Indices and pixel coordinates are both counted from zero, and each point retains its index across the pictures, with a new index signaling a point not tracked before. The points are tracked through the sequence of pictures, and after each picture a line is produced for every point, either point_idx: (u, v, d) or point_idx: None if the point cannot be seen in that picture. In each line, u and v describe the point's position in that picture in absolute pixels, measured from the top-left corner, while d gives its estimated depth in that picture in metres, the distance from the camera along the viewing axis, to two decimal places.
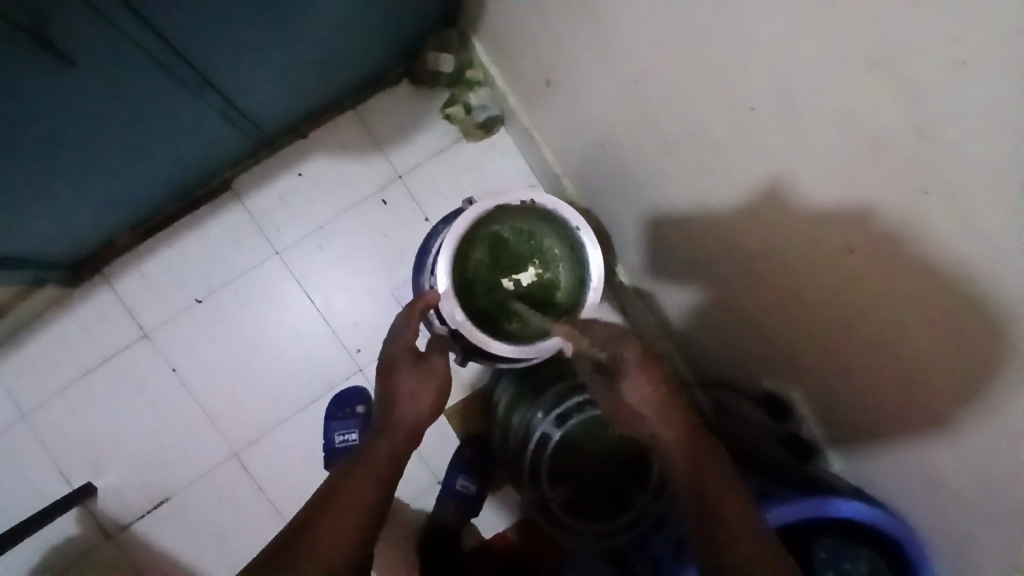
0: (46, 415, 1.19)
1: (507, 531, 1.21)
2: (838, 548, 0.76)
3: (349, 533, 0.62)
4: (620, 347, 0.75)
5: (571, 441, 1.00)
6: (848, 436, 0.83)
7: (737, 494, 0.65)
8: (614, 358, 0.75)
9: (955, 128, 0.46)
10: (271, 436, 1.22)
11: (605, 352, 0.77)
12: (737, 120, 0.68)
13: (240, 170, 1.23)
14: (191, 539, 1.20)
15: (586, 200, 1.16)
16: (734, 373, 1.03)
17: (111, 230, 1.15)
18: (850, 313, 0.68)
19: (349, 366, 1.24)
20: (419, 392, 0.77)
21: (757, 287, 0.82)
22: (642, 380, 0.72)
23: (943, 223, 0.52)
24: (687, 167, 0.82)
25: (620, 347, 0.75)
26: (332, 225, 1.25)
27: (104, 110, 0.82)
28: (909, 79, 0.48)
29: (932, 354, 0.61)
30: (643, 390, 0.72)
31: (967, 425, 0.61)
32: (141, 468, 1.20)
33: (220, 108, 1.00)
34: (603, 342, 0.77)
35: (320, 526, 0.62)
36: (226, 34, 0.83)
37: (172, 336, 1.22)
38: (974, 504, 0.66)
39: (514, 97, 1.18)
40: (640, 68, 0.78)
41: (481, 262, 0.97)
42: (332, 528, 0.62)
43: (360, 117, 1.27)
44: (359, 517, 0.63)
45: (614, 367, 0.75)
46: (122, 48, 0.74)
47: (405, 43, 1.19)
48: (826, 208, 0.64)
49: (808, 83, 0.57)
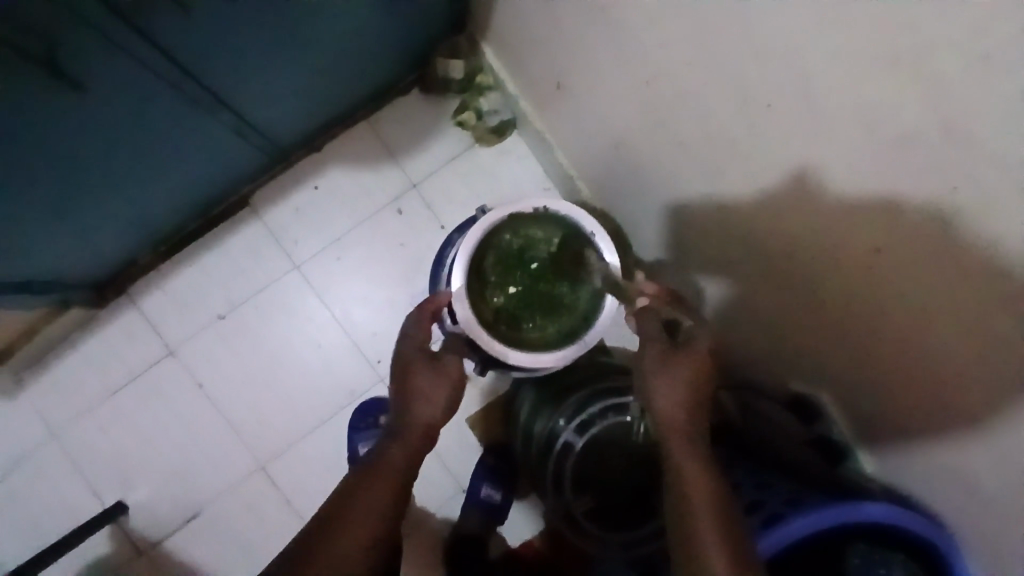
0: (78, 433, 1.21)
1: (534, 538, 1.20)
2: (870, 555, 0.73)
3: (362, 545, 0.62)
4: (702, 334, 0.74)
5: (593, 447, 1.01)
6: (878, 437, 0.80)
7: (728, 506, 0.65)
8: (689, 335, 0.75)
9: (983, 123, 0.44)
10: (295, 449, 1.23)
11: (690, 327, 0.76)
12: (755, 119, 0.67)
13: (256, 185, 1.24)
14: (220, 552, 1.21)
15: (603, 202, 1.14)
16: (758, 377, 1.00)
17: (134, 250, 1.17)
18: (879, 312, 0.66)
19: (370, 376, 1.25)
20: (433, 391, 0.75)
21: (781, 288, 0.80)
22: (687, 369, 0.72)
23: (979, 218, 0.49)
24: (705, 168, 0.80)
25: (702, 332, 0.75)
26: (349, 236, 1.26)
27: (117, 135, 0.83)
28: (933, 72, 0.46)
29: (966, 354, 0.58)
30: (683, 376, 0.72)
31: (1011, 431, 0.58)
32: (171, 482, 1.22)
33: (233, 125, 1.01)
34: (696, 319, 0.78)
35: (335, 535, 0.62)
36: (232, 51, 0.83)
37: (197, 352, 1.23)
38: (1017, 509, 0.63)
39: (526, 101, 1.17)
40: (651, 68, 0.77)
41: (507, 262, 0.96)
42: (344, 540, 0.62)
43: (374, 127, 1.27)
44: (374, 524, 0.63)
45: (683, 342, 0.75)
46: (130, 72, 0.75)
47: (415, 52, 1.18)
48: (850, 204, 0.61)
49: (827, 81, 0.55)
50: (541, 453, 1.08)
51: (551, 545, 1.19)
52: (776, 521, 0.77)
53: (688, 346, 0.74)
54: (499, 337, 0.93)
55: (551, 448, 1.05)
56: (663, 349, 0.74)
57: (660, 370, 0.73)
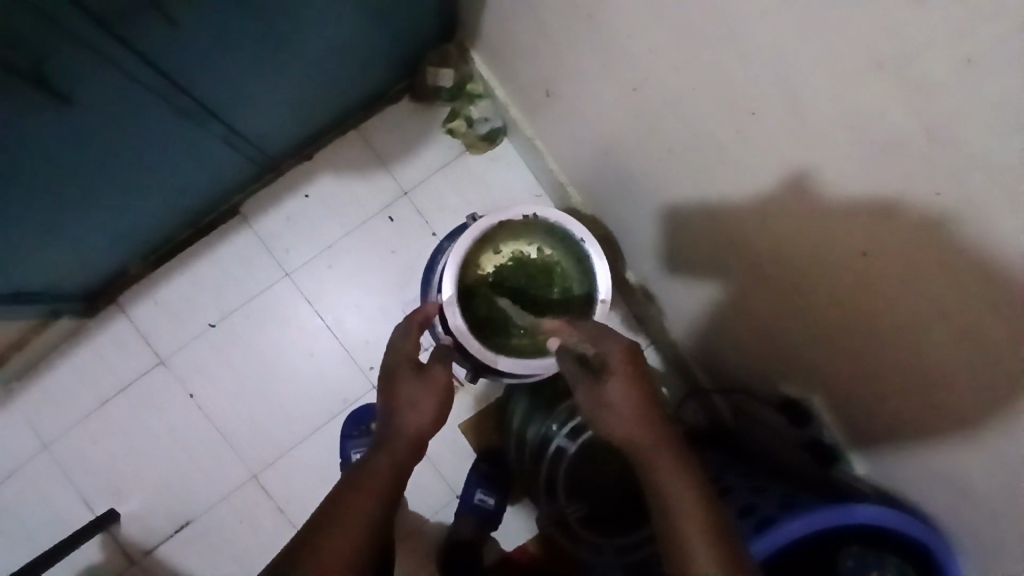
0: (69, 443, 1.20)
1: (529, 544, 1.20)
2: (864, 556, 0.73)
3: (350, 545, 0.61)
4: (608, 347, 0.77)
5: (586, 452, 1.02)
6: (868, 439, 0.80)
7: (717, 511, 0.64)
8: (601, 357, 0.77)
9: (966, 127, 0.45)
10: (289, 457, 1.22)
11: (594, 350, 0.78)
12: (742, 124, 0.67)
13: (247, 194, 1.24)
14: (213, 562, 1.20)
15: (594, 208, 1.15)
16: (749, 380, 1.01)
17: (125, 259, 1.17)
18: (866, 314, 0.67)
19: (363, 384, 1.24)
20: (420, 400, 0.76)
21: (771, 291, 0.80)
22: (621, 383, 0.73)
23: (963, 221, 0.50)
24: (694, 173, 0.81)
25: (609, 348, 0.77)
26: (341, 244, 1.25)
27: (107, 145, 0.83)
28: (915, 77, 0.46)
29: (953, 355, 0.59)
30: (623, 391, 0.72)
31: (998, 432, 0.59)
32: (163, 492, 1.21)
33: (223, 134, 1.01)
34: (594, 339, 0.79)
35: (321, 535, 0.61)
36: (222, 62, 0.84)
37: (188, 361, 1.23)
38: (1006, 509, 0.63)
39: (516, 108, 1.17)
40: (639, 74, 0.78)
41: (499, 272, 0.97)
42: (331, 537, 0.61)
43: (364, 135, 1.27)
44: (362, 530, 0.63)
45: (599, 367, 0.77)
46: (119, 84, 0.75)
47: (405, 60, 1.19)
48: (838, 209, 0.62)
49: (811, 86, 0.56)
50: (534, 459, 1.08)
51: (546, 550, 1.19)
52: (769, 526, 0.77)
53: (606, 368, 0.76)
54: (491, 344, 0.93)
55: (544, 454, 1.06)
56: (585, 380, 0.77)
57: (593, 396, 0.75)
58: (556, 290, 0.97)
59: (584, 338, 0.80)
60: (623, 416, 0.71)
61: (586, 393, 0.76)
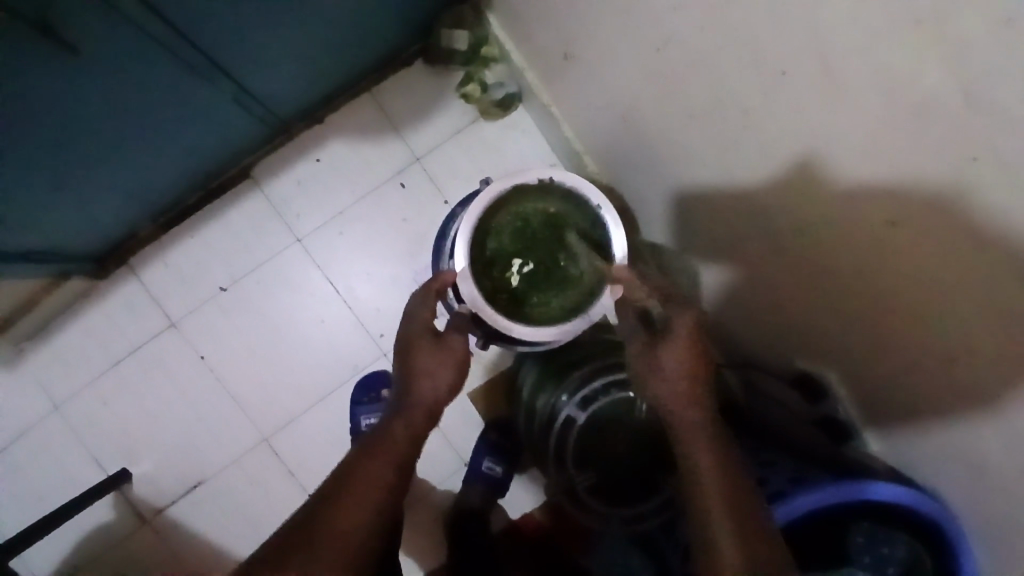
0: (81, 404, 1.21)
1: (535, 511, 1.21)
2: (875, 532, 0.74)
3: (363, 516, 0.62)
4: (676, 314, 0.72)
5: (596, 423, 1.00)
6: (884, 416, 0.79)
7: (745, 485, 0.63)
8: (665, 320, 0.73)
9: (1005, 89, 0.43)
10: (298, 422, 1.23)
11: (661, 312, 0.74)
12: (768, 86, 0.65)
13: (258, 157, 1.23)
14: (223, 524, 1.21)
15: (610, 177, 1.13)
16: (763, 354, 0.99)
17: (136, 221, 1.16)
18: (888, 284, 0.65)
19: (372, 351, 1.24)
20: (435, 369, 0.75)
21: (791, 261, 0.78)
22: (681, 352, 0.70)
23: (996, 190, 0.48)
24: (714, 140, 0.79)
25: (676, 312, 0.72)
26: (352, 210, 1.24)
27: (116, 102, 0.82)
28: (954, 34, 0.44)
29: (978, 329, 0.57)
30: (683, 360, 0.70)
31: (1020, 409, 0.57)
32: (175, 454, 1.22)
33: (233, 94, 0.99)
34: (667, 303, 0.74)
35: (336, 506, 0.62)
36: (232, 18, 0.82)
37: (199, 325, 1.23)
38: (1022, 491, 0.62)
39: (532, 73, 1.15)
40: (662, 34, 0.75)
41: (517, 232, 0.95)
42: (342, 510, 0.61)
43: (376, 99, 1.25)
44: (374, 496, 0.63)
45: (661, 330, 0.73)
46: (125, 35, 0.73)
47: (419, 20, 1.16)
48: (866, 177, 0.60)
49: (843, 45, 0.53)
50: (544, 429, 1.07)
51: (552, 518, 1.20)
52: (781, 497, 0.77)
53: (667, 332, 0.72)
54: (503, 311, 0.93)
55: (554, 424, 1.04)
56: (643, 343, 0.74)
57: (649, 358, 0.72)
58: (570, 257, 0.96)
59: (654, 298, 0.76)
60: (672, 385, 0.69)
61: (642, 353, 0.73)
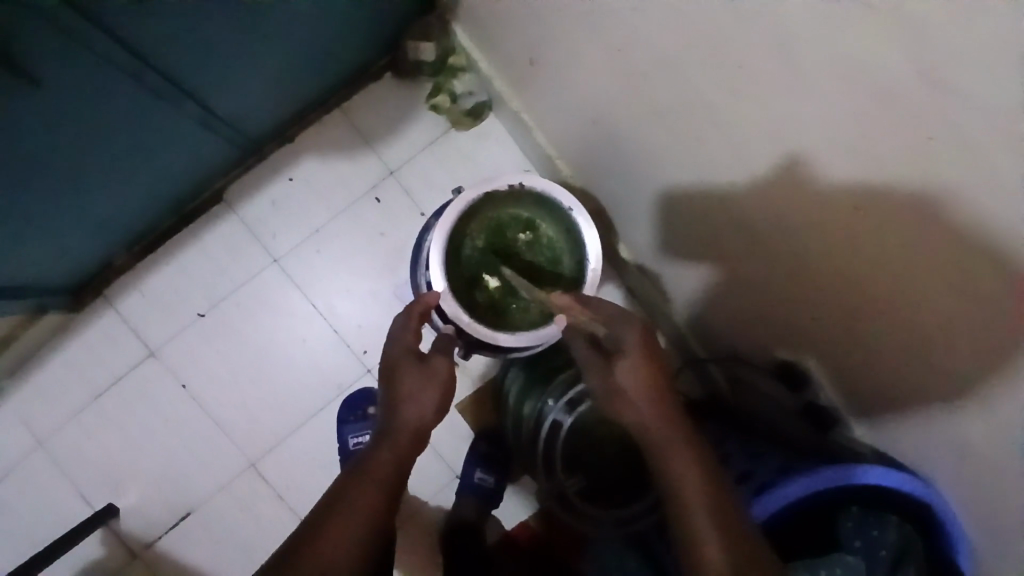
0: (64, 440, 1.19)
1: (529, 519, 1.21)
2: (864, 516, 0.74)
3: (353, 545, 0.61)
4: (625, 330, 0.73)
5: (583, 426, 1.01)
6: (867, 403, 0.79)
7: (726, 492, 0.63)
8: (614, 339, 0.74)
9: (957, 68, 0.43)
10: (286, 444, 1.22)
11: (608, 332, 0.75)
12: (730, 79, 0.65)
13: (230, 179, 1.22)
14: (215, 552, 1.19)
15: (583, 179, 1.13)
16: (745, 348, 1.00)
17: (110, 250, 1.15)
18: (860, 267, 0.65)
19: (357, 368, 1.23)
20: (421, 392, 0.74)
21: (763, 251, 0.79)
22: (636, 365, 0.70)
23: (953, 168, 0.49)
24: (681, 135, 0.79)
25: (623, 329, 0.74)
26: (328, 228, 1.24)
27: (81, 132, 0.81)
28: (904, 16, 0.44)
29: (951, 309, 0.57)
30: (636, 375, 0.70)
31: (998, 388, 0.58)
32: (161, 483, 1.20)
33: (201, 117, 0.98)
34: (611, 319, 0.76)
35: (323, 535, 0.61)
36: (194, 43, 0.81)
37: (180, 352, 1.21)
38: (1007, 467, 0.63)
39: (500, 81, 1.15)
40: (623, 35, 0.75)
41: (491, 238, 0.95)
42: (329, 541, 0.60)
43: (347, 115, 1.25)
44: (361, 527, 0.62)
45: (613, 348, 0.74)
46: (87, 65, 0.72)
47: (384, 33, 1.16)
48: (829, 162, 0.60)
49: (795, 32, 0.54)
50: (532, 435, 1.07)
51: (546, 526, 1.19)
52: (767, 488, 0.77)
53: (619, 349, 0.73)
54: (484, 318, 0.93)
55: (541, 430, 1.04)
56: (599, 364, 0.74)
57: (607, 377, 0.73)
58: (546, 259, 0.96)
59: (596, 319, 0.77)
60: (632, 399, 0.70)
61: (599, 374, 0.74)
